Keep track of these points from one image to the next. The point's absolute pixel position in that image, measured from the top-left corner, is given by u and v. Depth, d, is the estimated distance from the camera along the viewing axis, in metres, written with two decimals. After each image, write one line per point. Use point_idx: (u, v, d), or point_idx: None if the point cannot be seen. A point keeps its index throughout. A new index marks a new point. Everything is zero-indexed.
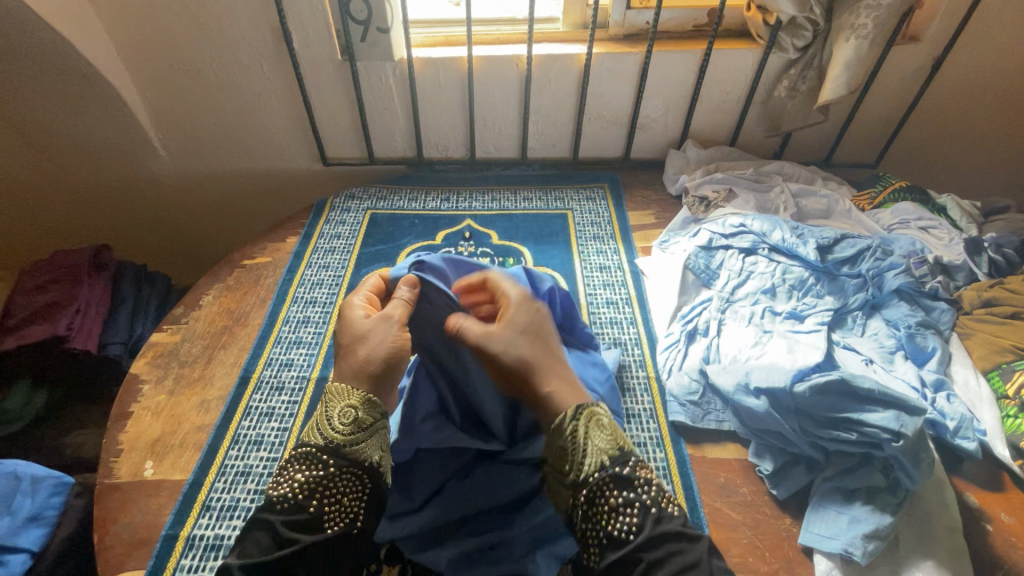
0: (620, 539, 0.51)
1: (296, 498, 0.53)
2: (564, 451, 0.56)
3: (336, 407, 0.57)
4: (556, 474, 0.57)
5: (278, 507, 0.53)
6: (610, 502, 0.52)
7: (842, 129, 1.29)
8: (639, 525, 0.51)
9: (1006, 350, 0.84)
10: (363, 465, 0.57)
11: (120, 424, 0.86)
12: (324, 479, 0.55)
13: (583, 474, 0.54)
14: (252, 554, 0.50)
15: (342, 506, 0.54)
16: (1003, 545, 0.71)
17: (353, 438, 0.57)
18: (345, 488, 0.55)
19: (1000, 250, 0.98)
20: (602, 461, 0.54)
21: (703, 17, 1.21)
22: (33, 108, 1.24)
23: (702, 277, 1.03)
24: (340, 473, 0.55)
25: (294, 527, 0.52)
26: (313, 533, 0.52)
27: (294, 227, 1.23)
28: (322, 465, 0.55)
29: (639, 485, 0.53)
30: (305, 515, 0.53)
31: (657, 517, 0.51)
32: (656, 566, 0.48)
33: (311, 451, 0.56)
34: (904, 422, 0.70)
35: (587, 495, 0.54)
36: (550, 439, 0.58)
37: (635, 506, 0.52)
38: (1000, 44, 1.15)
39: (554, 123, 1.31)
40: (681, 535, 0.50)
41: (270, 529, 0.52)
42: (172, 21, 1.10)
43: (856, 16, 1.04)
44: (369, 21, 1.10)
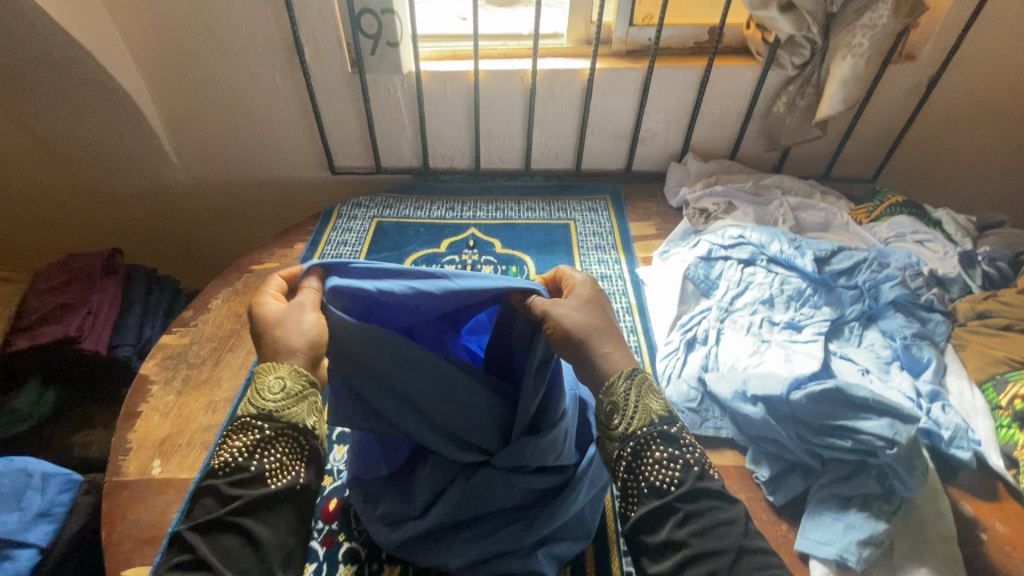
0: (660, 491, 0.54)
1: (236, 460, 0.54)
2: (614, 406, 0.59)
3: (266, 378, 0.57)
4: (600, 425, 0.60)
5: (219, 471, 0.54)
6: (655, 455, 0.56)
7: (840, 144, 1.32)
8: (681, 479, 0.54)
9: (1000, 361, 0.86)
10: (299, 427, 0.57)
11: (129, 423, 0.87)
12: (261, 441, 0.55)
13: (632, 427, 0.57)
14: (200, 514, 0.52)
15: (282, 463, 0.56)
16: (997, 554, 0.71)
17: (285, 404, 0.57)
18: (284, 448, 0.56)
19: (993, 263, 1.00)
20: (650, 417, 0.58)
21: (704, 34, 1.24)
22: (51, 116, 1.27)
23: (702, 286, 1.05)
24: (278, 435, 0.56)
25: (235, 486, 0.53)
26: (255, 488, 0.53)
27: (302, 234, 1.25)
28: (258, 429, 0.56)
29: (684, 445, 0.57)
30: (246, 473, 0.53)
31: (699, 475, 0.55)
32: (693, 519, 0.52)
33: (245, 418, 0.56)
34: (898, 430, 0.71)
35: (632, 449, 0.57)
36: (600, 395, 0.60)
37: (677, 462, 0.55)
38: (994, 64, 1.17)
39: (557, 135, 1.34)
40: (721, 495, 0.53)
41: (213, 491, 0.53)
42: (189, 34, 1.15)
43: (852, 35, 1.06)
44: (379, 35, 1.14)
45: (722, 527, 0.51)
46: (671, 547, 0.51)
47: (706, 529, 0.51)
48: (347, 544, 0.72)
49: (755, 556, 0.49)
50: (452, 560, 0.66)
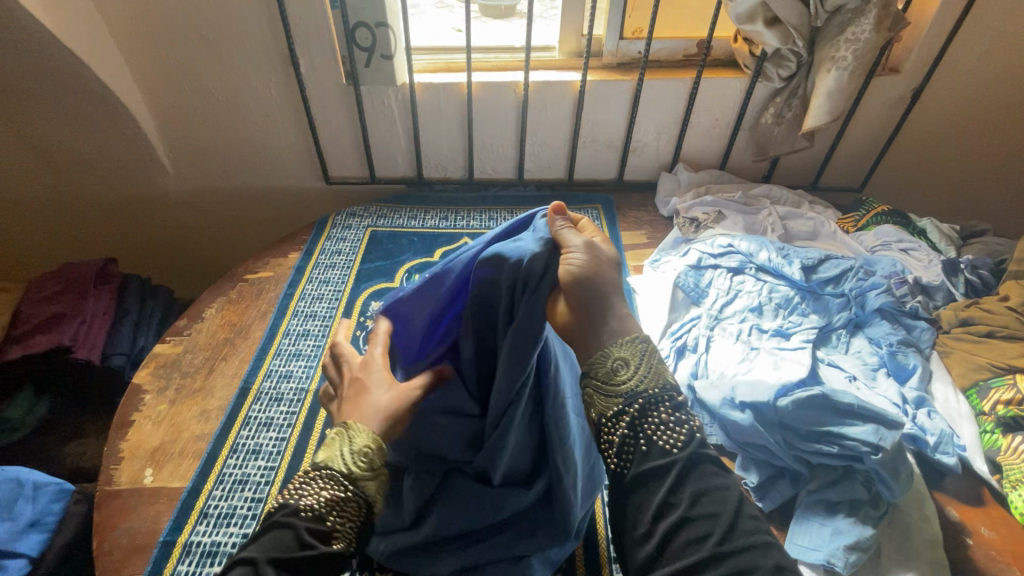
0: (664, 451, 0.50)
1: (320, 510, 0.54)
2: (621, 361, 0.56)
3: (361, 440, 0.59)
4: (600, 383, 0.56)
5: (301, 513, 0.54)
6: (661, 416, 0.52)
7: (827, 155, 1.34)
8: (685, 442, 0.51)
9: (983, 368, 0.87)
10: (372, 498, 0.58)
11: (121, 432, 0.88)
12: (342, 500, 0.56)
13: (637, 387, 0.55)
14: (275, 550, 0.51)
15: (348, 529, 0.55)
16: (983, 558, 0.72)
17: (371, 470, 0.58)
18: (354, 515, 0.56)
19: (976, 271, 1.03)
20: (662, 379, 0.55)
21: (692, 47, 1.27)
22: (47, 128, 1.28)
23: (692, 295, 1.06)
24: (354, 496, 0.57)
25: (312, 535, 0.53)
26: (326, 545, 0.53)
27: (296, 243, 1.26)
28: (345, 487, 0.56)
29: (693, 412, 0.53)
30: (324, 528, 0.54)
31: (703, 441, 0.51)
32: (690, 484, 0.48)
33: (335, 471, 0.57)
34: (882, 435, 0.72)
35: (639, 406, 0.53)
36: (603, 351, 0.57)
37: (684, 427, 0.52)
38: (975, 76, 1.20)
39: (550, 146, 1.36)
40: (724, 463, 0.50)
41: (293, 533, 0.53)
42: (185, 46, 1.16)
43: (836, 48, 1.09)
44: (373, 48, 1.16)
45: (723, 493, 0.48)
46: (667, 508, 0.48)
47: (706, 493, 0.48)
48: None
49: (758, 527, 0.46)
50: (443, 571, 0.66)
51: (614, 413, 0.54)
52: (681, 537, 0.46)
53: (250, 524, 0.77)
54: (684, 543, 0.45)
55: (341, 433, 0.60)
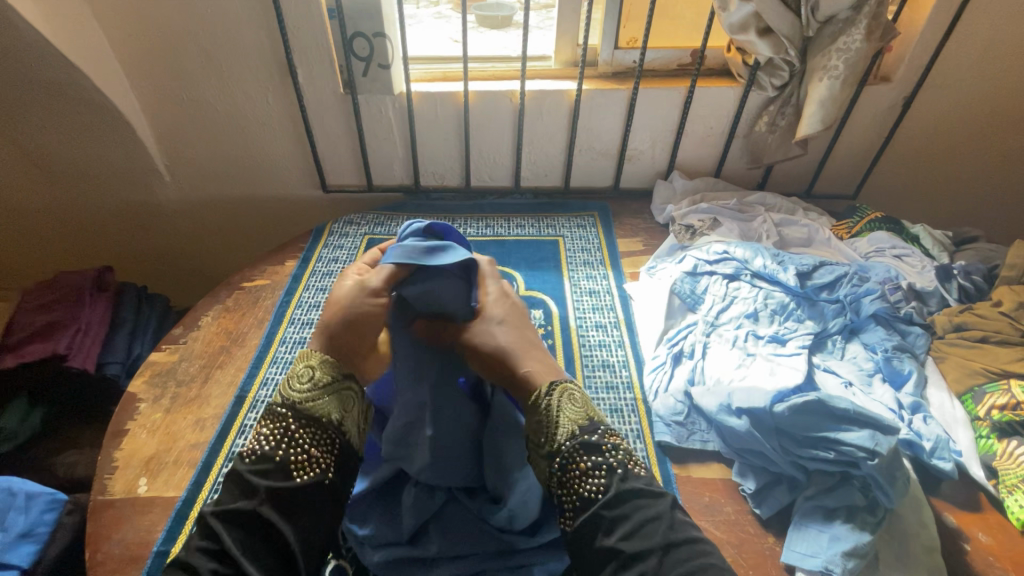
0: (589, 500, 0.57)
1: (263, 449, 0.59)
2: (539, 424, 0.63)
3: (294, 375, 0.64)
4: (531, 446, 0.64)
5: (247, 458, 0.59)
6: (580, 466, 0.59)
7: (821, 162, 1.35)
8: (606, 485, 0.57)
9: (978, 372, 0.88)
10: (321, 420, 0.61)
11: (115, 442, 0.87)
12: (288, 431, 0.60)
13: (556, 443, 0.61)
14: (226, 500, 0.55)
15: (307, 455, 0.59)
16: (981, 564, 0.72)
17: (311, 397, 0.62)
18: (308, 440, 0.60)
19: (969, 277, 1.03)
20: (573, 430, 0.61)
21: (687, 57, 1.28)
22: (43, 138, 1.28)
23: (688, 301, 1.06)
24: (303, 424, 0.61)
25: (262, 473, 0.57)
26: (282, 476, 0.57)
27: (293, 251, 1.26)
28: (284, 419, 0.61)
29: (607, 449, 0.60)
30: (271, 463, 0.58)
31: (623, 477, 0.57)
32: (619, 522, 0.54)
33: (274, 410, 0.62)
34: (879, 441, 0.73)
35: (560, 462, 0.60)
36: (526, 415, 0.65)
37: (603, 468, 0.58)
38: (963, 86, 1.22)
39: (546, 154, 1.37)
40: (644, 492, 0.56)
41: (239, 478, 0.57)
42: (183, 56, 1.17)
43: (828, 58, 1.10)
44: (371, 57, 1.17)
45: (648, 526, 0.53)
46: (605, 554, 0.53)
47: (633, 531, 0.53)
48: (335, 562, 0.68)
49: (680, 549, 0.51)
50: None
51: (545, 473, 0.61)
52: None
53: None
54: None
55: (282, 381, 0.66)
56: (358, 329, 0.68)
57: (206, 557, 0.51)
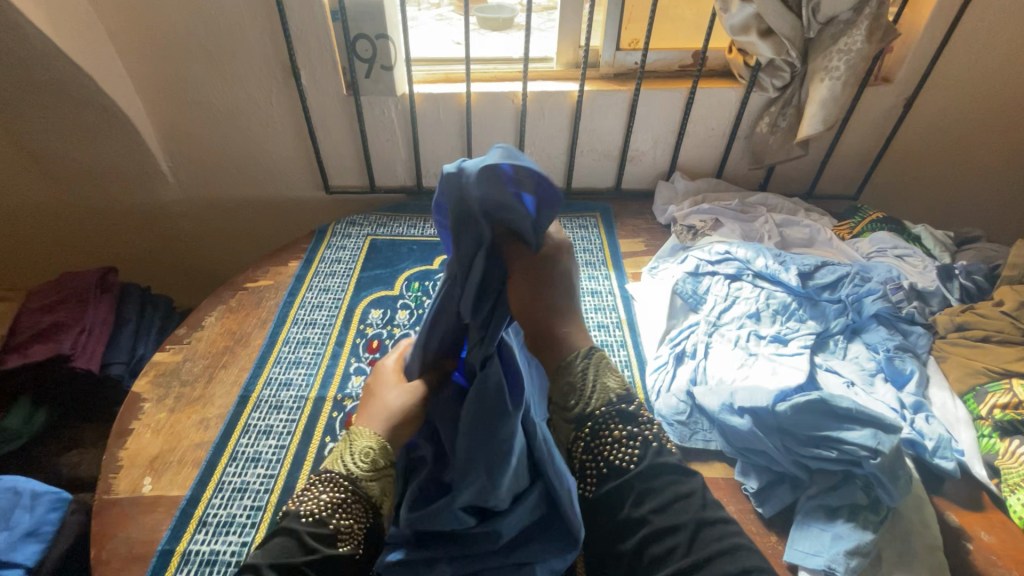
0: (619, 469, 0.54)
1: (319, 512, 0.57)
2: (571, 386, 0.58)
3: (359, 445, 0.62)
4: (556, 407, 0.59)
5: (302, 517, 0.57)
6: (614, 434, 0.55)
7: (822, 163, 1.36)
8: (640, 456, 0.54)
9: (979, 372, 0.88)
10: (373, 501, 0.60)
11: (120, 441, 0.87)
12: (343, 501, 0.58)
13: (590, 407, 0.57)
14: (277, 554, 0.53)
15: (355, 531, 0.58)
16: (984, 563, 0.72)
17: (369, 474, 0.61)
18: (359, 518, 0.58)
19: (970, 276, 1.03)
20: (608, 396, 0.58)
21: (688, 58, 1.29)
22: (47, 138, 1.29)
23: (690, 301, 1.06)
24: (357, 498, 0.59)
25: (314, 538, 0.55)
26: (331, 546, 0.55)
27: (295, 252, 1.27)
28: (343, 488, 0.59)
29: (642, 422, 0.57)
30: (324, 530, 0.56)
31: (658, 451, 0.55)
32: (652, 494, 0.52)
33: (333, 475, 0.60)
34: (881, 440, 0.73)
35: (590, 428, 0.56)
36: (556, 374, 0.59)
37: (637, 440, 0.55)
38: (963, 86, 1.23)
39: (548, 155, 1.37)
40: (678, 469, 0.54)
41: (294, 536, 0.55)
42: (186, 57, 1.18)
43: (829, 59, 1.10)
44: (374, 59, 1.18)
45: (681, 502, 0.51)
46: (632, 525, 0.51)
47: (665, 505, 0.51)
48: None
49: (713, 528, 0.50)
50: None
51: (571, 438, 0.58)
52: (651, 552, 0.49)
53: (250, 533, 0.77)
54: (657, 553, 0.49)
55: (342, 444, 0.64)
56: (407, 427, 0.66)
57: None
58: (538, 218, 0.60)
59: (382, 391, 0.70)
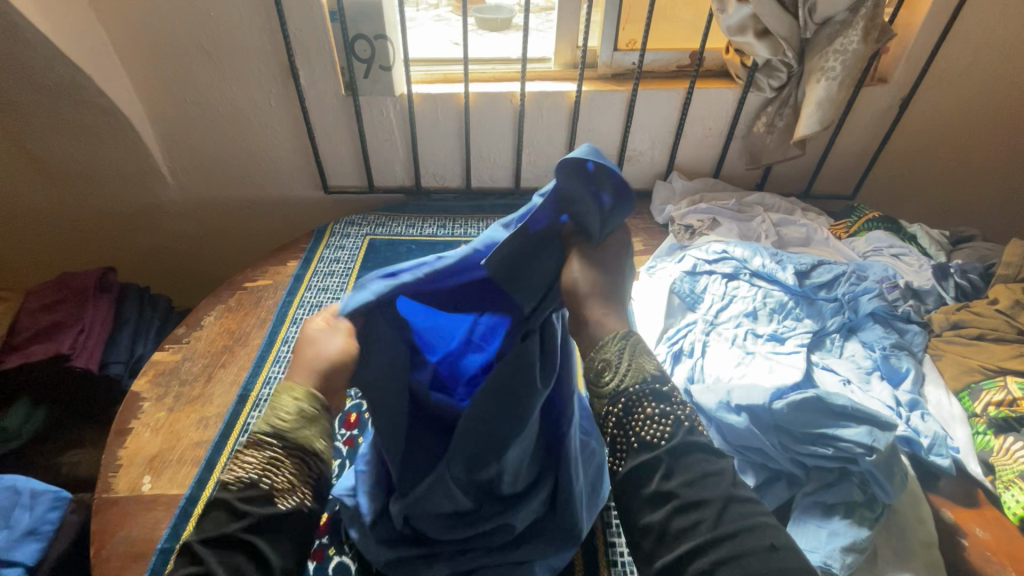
0: (650, 444, 0.45)
1: (239, 474, 0.46)
2: (606, 362, 0.50)
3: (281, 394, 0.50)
4: (590, 384, 0.52)
5: (230, 485, 0.46)
6: (646, 412, 0.47)
7: (819, 162, 1.36)
8: (674, 433, 0.46)
9: (974, 370, 0.89)
10: (313, 448, 0.49)
11: (119, 440, 0.88)
12: (275, 458, 0.47)
13: (622, 384, 0.49)
14: (206, 530, 0.43)
15: (299, 485, 0.47)
16: (979, 559, 0.73)
17: (303, 421, 0.50)
18: (299, 471, 0.48)
19: (965, 275, 1.04)
20: (642, 374, 0.49)
21: (685, 58, 1.29)
22: (45, 138, 1.29)
23: (687, 300, 1.07)
24: (293, 451, 0.48)
25: (247, 503, 0.44)
26: (270, 507, 0.45)
27: (294, 252, 1.27)
28: (271, 444, 0.48)
29: (682, 402, 0.48)
30: (257, 492, 0.45)
31: (695, 429, 0.46)
32: (683, 467, 0.43)
33: (256, 432, 0.48)
34: (876, 437, 0.74)
35: (622, 406, 0.48)
36: (592, 352, 0.52)
37: (672, 417, 0.47)
38: (958, 87, 1.23)
39: (546, 155, 1.38)
40: (718, 445, 0.45)
41: (222, 508, 0.44)
42: (185, 57, 1.18)
43: (825, 59, 1.11)
44: (372, 59, 1.18)
45: (715, 475, 0.43)
46: (659, 499, 0.42)
47: (696, 477, 0.43)
48: (337, 558, 0.72)
49: (751, 505, 0.41)
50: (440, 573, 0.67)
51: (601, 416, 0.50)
52: (676, 525, 0.41)
53: None
54: (683, 526, 0.41)
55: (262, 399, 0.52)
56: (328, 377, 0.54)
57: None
58: (609, 216, 0.57)
59: (310, 336, 0.56)
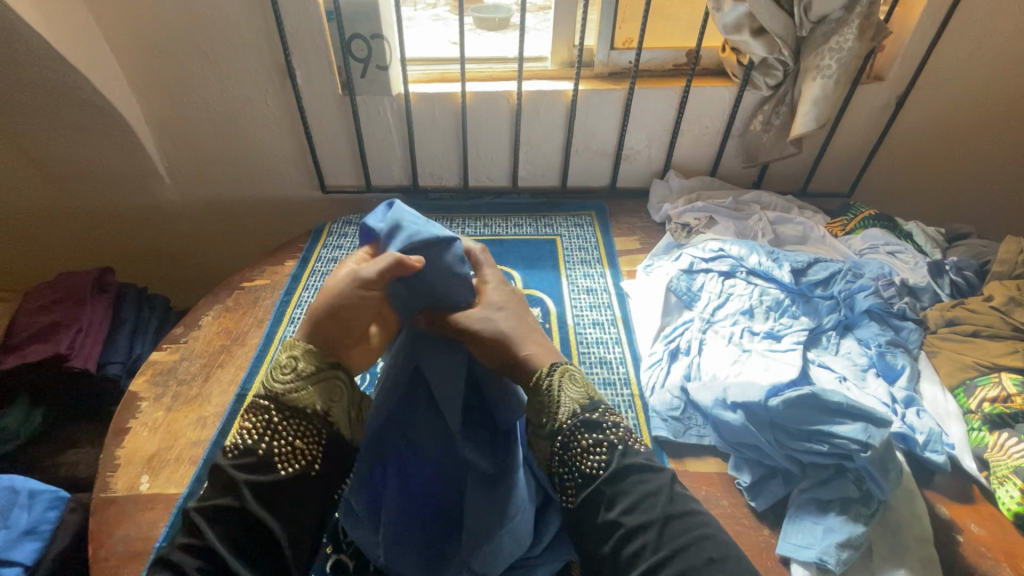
0: (591, 475, 0.58)
1: (245, 443, 0.58)
2: (541, 404, 0.64)
3: (278, 367, 0.63)
4: (534, 424, 0.65)
5: (229, 451, 0.58)
6: (582, 443, 0.60)
7: (816, 160, 1.37)
8: (607, 461, 0.59)
9: (970, 366, 0.89)
10: (305, 411, 0.60)
11: (118, 440, 0.88)
12: (270, 424, 0.59)
13: (558, 421, 0.62)
14: (210, 496, 0.55)
15: (293, 449, 0.58)
16: (974, 554, 0.73)
17: (295, 387, 0.61)
18: (295, 433, 0.59)
19: (960, 272, 1.05)
20: (573, 409, 0.62)
21: (681, 57, 1.30)
22: (43, 140, 1.29)
23: (684, 298, 1.07)
24: (286, 415, 0.60)
25: (245, 467, 0.56)
26: (265, 471, 0.56)
27: (292, 251, 1.27)
28: (267, 412, 0.60)
29: (606, 427, 0.61)
30: (254, 457, 0.57)
31: (623, 453, 0.59)
32: (622, 496, 0.56)
33: (257, 401, 0.61)
34: (871, 433, 0.74)
35: (562, 441, 0.61)
36: (528, 395, 0.65)
37: (604, 445, 0.60)
38: (953, 84, 1.24)
39: (542, 153, 1.38)
40: (645, 467, 0.58)
41: (223, 472, 0.56)
42: (182, 57, 1.18)
43: (820, 58, 1.11)
44: (368, 59, 1.18)
45: (649, 499, 0.55)
46: (611, 528, 0.55)
47: (635, 505, 0.55)
48: (335, 557, 0.72)
49: (680, 521, 0.54)
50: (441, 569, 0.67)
51: (548, 453, 0.63)
52: (628, 549, 0.52)
53: None
54: (633, 550, 0.52)
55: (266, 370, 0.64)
56: (342, 319, 0.66)
57: (192, 555, 0.50)
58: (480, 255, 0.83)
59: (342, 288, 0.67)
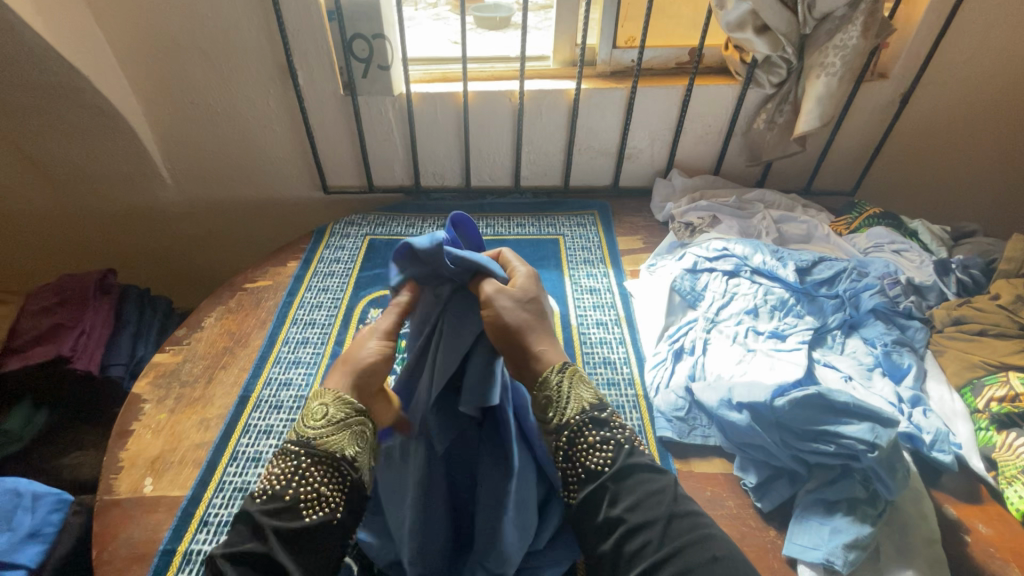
0: (595, 472, 0.58)
1: (273, 489, 0.57)
2: (548, 400, 0.64)
3: (310, 412, 0.63)
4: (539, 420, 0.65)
5: (257, 498, 0.57)
6: (588, 440, 0.60)
7: (820, 158, 1.36)
8: (613, 459, 0.59)
9: (976, 365, 0.89)
10: (334, 455, 0.60)
11: (120, 442, 0.88)
12: (299, 469, 0.58)
13: (565, 417, 0.63)
14: (233, 543, 0.53)
15: (319, 495, 0.57)
16: (982, 555, 0.73)
17: (326, 432, 0.61)
18: (322, 479, 0.58)
19: (966, 271, 1.04)
20: (582, 407, 0.63)
21: (684, 55, 1.29)
22: (45, 142, 1.29)
23: (687, 298, 1.07)
24: (315, 460, 0.59)
25: (271, 513, 0.55)
26: (291, 517, 0.55)
27: (294, 252, 1.27)
28: (297, 457, 0.59)
29: (614, 427, 0.62)
30: (280, 503, 0.56)
31: (629, 453, 0.59)
32: (624, 494, 0.56)
33: (287, 447, 0.61)
34: (879, 433, 0.73)
35: (567, 437, 0.61)
36: (535, 390, 0.66)
37: (609, 444, 0.60)
38: (957, 81, 1.23)
39: (544, 153, 1.37)
40: (649, 467, 0.58)
41: (249, 520, 0.55)
42: (183, 58, 1.18)
43: (825, 55, 1.10)
44: (370, 59, 1.18)
45: (653, 497, 0.55)
46: (612, 525, 0.54)
47: (638, 502, 0.55)
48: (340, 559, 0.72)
49: (684, 519, 0.53)
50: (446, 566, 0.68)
51: (552, 449, 0.63)
52: (630, 547, 0.52)
53: None
54: (635, 547, 0.52)
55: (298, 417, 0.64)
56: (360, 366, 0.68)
57: None
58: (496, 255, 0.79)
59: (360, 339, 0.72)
